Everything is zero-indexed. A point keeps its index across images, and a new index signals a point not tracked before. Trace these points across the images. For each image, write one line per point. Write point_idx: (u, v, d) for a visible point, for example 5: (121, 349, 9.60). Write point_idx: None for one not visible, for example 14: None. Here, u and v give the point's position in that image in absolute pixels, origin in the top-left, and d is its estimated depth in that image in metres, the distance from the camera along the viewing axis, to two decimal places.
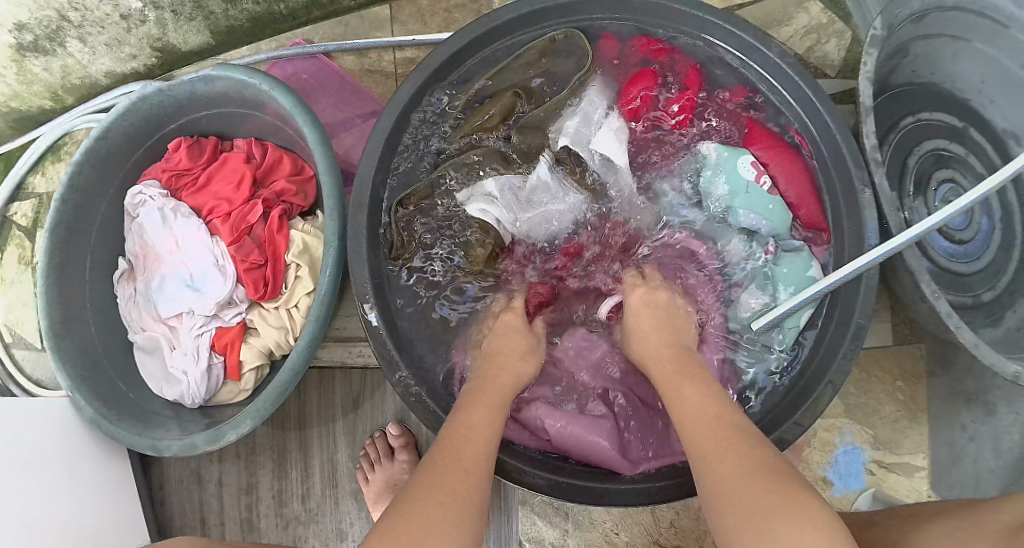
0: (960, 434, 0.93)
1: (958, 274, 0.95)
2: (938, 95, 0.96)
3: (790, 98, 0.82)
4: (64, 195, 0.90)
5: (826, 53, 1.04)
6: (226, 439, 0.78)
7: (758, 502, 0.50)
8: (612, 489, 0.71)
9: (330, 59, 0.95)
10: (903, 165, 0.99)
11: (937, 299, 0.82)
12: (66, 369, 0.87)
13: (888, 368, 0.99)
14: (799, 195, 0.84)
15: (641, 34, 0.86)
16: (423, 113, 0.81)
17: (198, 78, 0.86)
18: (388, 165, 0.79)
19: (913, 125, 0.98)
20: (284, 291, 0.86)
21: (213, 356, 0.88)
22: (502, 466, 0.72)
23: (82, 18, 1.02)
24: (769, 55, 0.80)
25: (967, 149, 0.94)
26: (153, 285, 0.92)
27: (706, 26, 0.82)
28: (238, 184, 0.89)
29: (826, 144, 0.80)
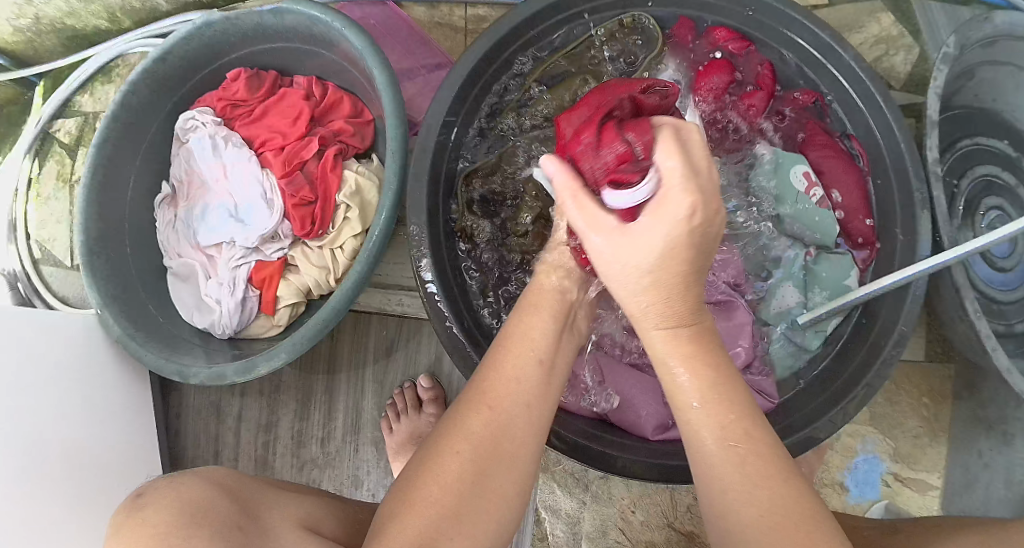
0: (977, 461, 0.92)
1: (995, 301, 0.94)
2: (998, 121, 0.93)
3: (860, 102, 0.80)
4: (117, 112, 0.90)
5: (892, 65, 1.00)
6: (257, 371, 0.78)
7: (772, 518, 0.46)
8: (646, 463, 0.70)
9: (399, 7, 0.94)
10: (954, 187, 0.97)
11: (979, 318, 0.81)
12: (99, 286, 0.87)
13: (915, 383, 0.96)
14: (851, 207, 0.83)
15: (720, 24, 0.84)
16: (494, 73, 0.79)
17: (267, 9, 0.85)
18: (458, 116, 0.77)
19: (969, 149, 0.96)
20: (331, 231, 0.85)
21: (249, 288, 0.88)
22: None
23: None
24: (842, 57, 0.78)
25: (1018, 180, 0.91)
26: (197, 212, 0.92)
27: (789, 24, 0.80)
28: (295, 120, 0.89)
29: (891, 151, 0.79)
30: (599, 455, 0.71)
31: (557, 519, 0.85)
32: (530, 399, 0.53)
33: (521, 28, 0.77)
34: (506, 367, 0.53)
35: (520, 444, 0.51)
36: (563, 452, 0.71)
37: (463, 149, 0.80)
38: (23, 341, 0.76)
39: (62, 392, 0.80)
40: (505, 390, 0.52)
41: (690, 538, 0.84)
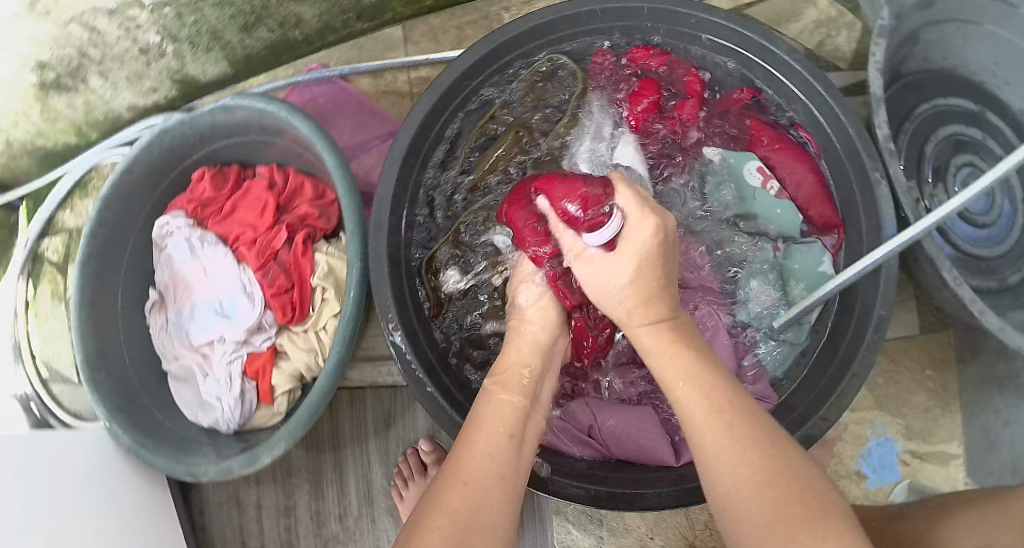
0: (994, 420, 0.92)
1: (983, 258, 0.94)
2: (952, 80, 0.93)
3: (801, 94, 0.81)
4: (94, 229, 0.91)
5: (836, 46, 1.01)
6: (261, 462, 0.79)
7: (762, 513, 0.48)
8: (641, 495, 0.70)
9: (346, 81, 0.96)
10: (921, 153, 0.96)
11: (960, 285, 0.80)
12: (103, 400, 0.88)
13: (916, 357, 0.97)
14: (808, 193, 0.86)
15: (638, 42, 0.87)
16: (437, 135, 0.81)
17: (216, 107, 0.87)
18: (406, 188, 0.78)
19: (928, 113, 0.95)
20: (312, 314, 0.87)
21: (245, 382, 0.89)
22: (535, 477, 0.71)
23: (103, 55, 1.05)
24: (778, 53, 0.80)
25: (986, 131, 0.92)
26: (184, 314, 0.94)
27: (709, 27, 0.82)
28: (262, 212, 0.91)
29: (838, 135, 0.80)
30: (615, 493, 0.71)
31: None
32: (509, 464, 0.54)
33: (456, 85, 0.79)
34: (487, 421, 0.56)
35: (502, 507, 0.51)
36: (573, 499, 0.70)
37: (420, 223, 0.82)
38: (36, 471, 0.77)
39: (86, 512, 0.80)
40: (483, 458, 0.53)
41: None
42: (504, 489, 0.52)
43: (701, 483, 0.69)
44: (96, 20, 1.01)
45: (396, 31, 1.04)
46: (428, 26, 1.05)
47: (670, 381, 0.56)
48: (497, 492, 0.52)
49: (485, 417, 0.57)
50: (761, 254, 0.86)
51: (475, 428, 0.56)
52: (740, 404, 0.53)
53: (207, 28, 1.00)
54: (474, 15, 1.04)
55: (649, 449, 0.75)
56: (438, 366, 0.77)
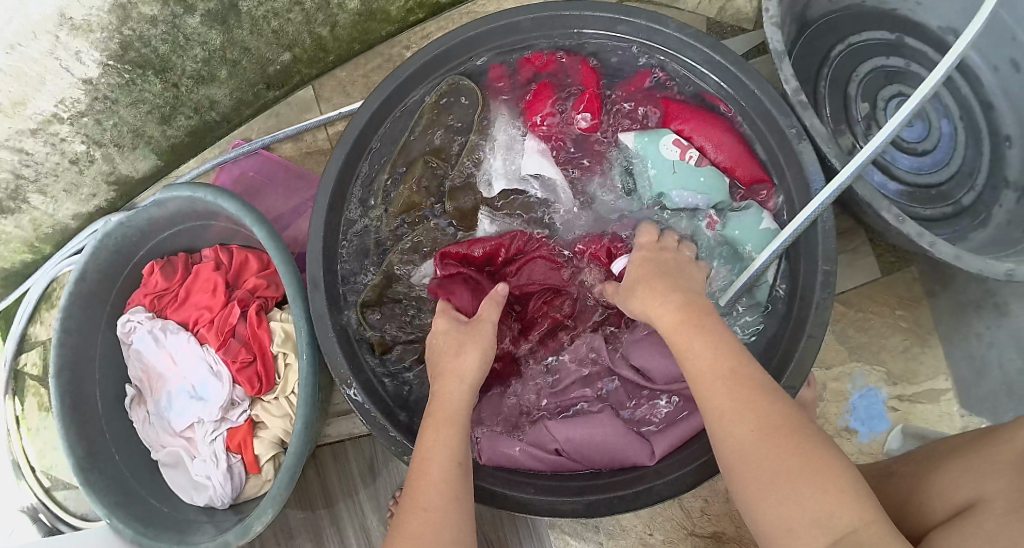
0: (978, 343, 0.93)
1: (932, 185, 1.03)
2: (859, 19, 1.07)
3: (702, 66, 0.86)
4: (61, 339, 0.95)
5: (738, 6, 1.07)
6: (254, 531, 0.82)
7: (775, 466, 0.56)
8: (623, 501, 0.74)
9: (269, 151, 0.99)
10: (846, 94, 1.06)
11: (903, 223, 0.82)
12: (101, 499, 0.91)
13: (884, 300, 1.01)
14: (730, 156, 0.88)
15: (529, 51, 0.91)
16: (356, 183, 0.85)
17: (150, 202, 0.90)
18: (335, 239, 0.82)
19: (845, 52, 1.07)
20: (278, 381, 0.92)
21: (230, 456, 0.92)
22: (520, 503, 0.74)
23: (37, 172, 1.03)
24: (668, 31, 0.85)
25: (906, 60, 1.05)
26: (162, 403, 0.97)
27: (598, 21, 0.87)
28: (213, 292, 0.94)
29: (745, 99, 0.84)
30: (594, 502, 0.74)
31: None
32: (453, 496, 0.61)
33: (364, 133, 0.83)
34: (428, 462, 0.62)
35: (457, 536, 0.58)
36: (557, 515, 0.73)
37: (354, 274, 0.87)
38: None
39: None
40: (431, 502, 0.60)
41: (715, 538, 0.87)
42: (452, 521, 0.59)
43: (683, 473, 0.74)
44: (23, 143, 0.98)
45: (309, 91, 1.09)
46: (336, 82, 1.08)
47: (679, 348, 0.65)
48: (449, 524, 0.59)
49: (427, 458, 0.63)
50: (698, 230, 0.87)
51: (422, 469, 0.62)
52: (744, 369, 0.62)
53: (127, 128, 1.03)
54: (379, 61, 1.08)
55: (619, 452, 0.77)
56: (394, 407, 0.80)
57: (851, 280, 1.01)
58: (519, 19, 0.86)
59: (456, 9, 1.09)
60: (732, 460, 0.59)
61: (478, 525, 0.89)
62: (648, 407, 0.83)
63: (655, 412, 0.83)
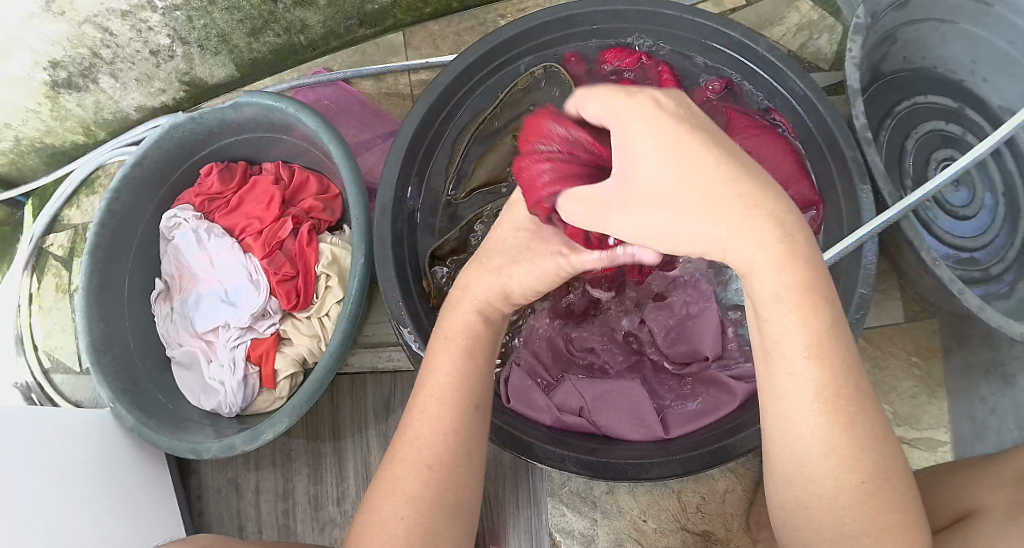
0: (982, 407, 0.95)
1: (966, 249, 1.02)
2: (931, 79, 1.06)
3: (775, 83, 0.89)
4: (103, 218, 0.95)
5: (818, 47, 1.11)
6: (263, 438, 0.82)
7: (860, 521, 0.52)
8: (643, 466, 0.75)
9: (349, 84, 1.01)
10: (902, 148, 1.07)
11: (938, 265, 0.84)
12: (109, 383, 0.91)
13: (903, 345, 1.01)
14: (788, 172, 0.89)
15: (609, 45, 0.93)
16: (442, 125, 0.88)
17: (228, 106, 0.91)
18: (410, 170, 0.86)
19: (909, 109, 1.08)
20: (315, 301, 0.92)
21: (248, 366, 0.93)
22: (528, 447, 0.76)
23: (115, 55, 1.06)
24: (758, 51, 0.87)
25: (965, 129, 1.04)
26: (190, 301, 0.98)
27: (692, 27, 0.90)
28: (268, 205, 0.96)
29: (812, 119, 0.87)
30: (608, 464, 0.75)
31: (572, 540, 0.88)
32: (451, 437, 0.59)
33: (452, 86, 0.86)
34: (420, 420, 0.60)
35: (453, 479, 0.59)
36: (555, 466, 0.75)
37: (419, 233, 0.89)
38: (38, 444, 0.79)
39: (80, 489, 0.81)
40: (425, 443, 0.59)
41: (704, 537, 0.87)
42: (434, 458, 0.59)
43: (704, 451, 0.75)
44: (109, 22, 0.99)
45: (398, 36, 1.12)
46: (427, 33, 1.11)
47: (793, 351, 0.51)
48: (435, 466, 0.58)
49: (419, 408, 0.60)
50: None
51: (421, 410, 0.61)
52: (857, 404, 0.52)
53: (215, 32, 1.05)
54: (472, 22, 1.10)
55: (639, 428, 0.78)
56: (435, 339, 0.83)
57: (878, 321, 1.03)
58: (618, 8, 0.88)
59: None
60: (821, 507, 0.53)
61: (482, 481, 0.91)
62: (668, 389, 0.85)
63: (673, 395, 0.84)
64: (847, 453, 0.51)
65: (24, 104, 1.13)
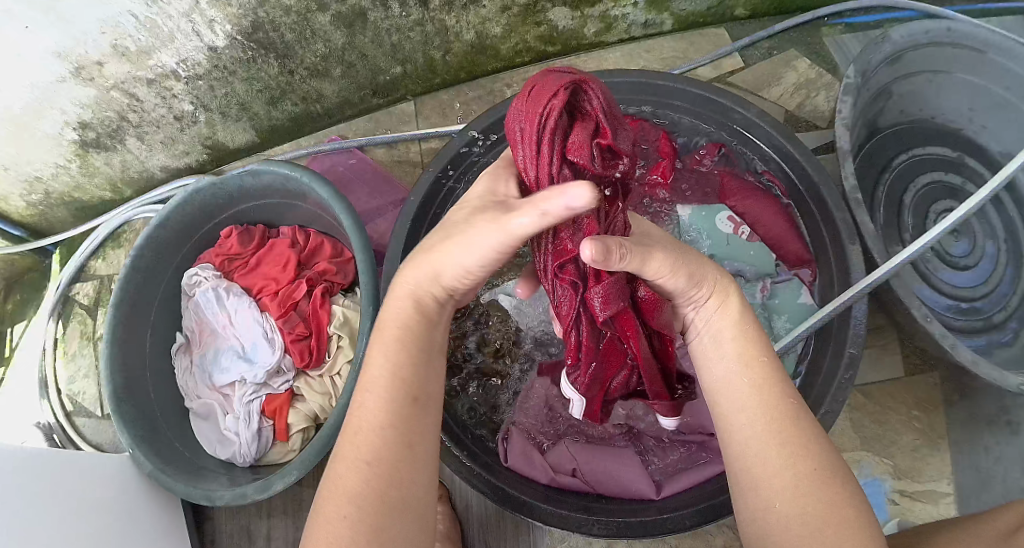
0: (987, 457, 0.99)
1: (970, 300, 1.05)
2: (929, 131, 1.12)
3: (768, 148, 0.95)
4: (128, 275, 1.01)
5: (815, 105, 1.17)
6: (275, 489, 0.86)
7: (806, 510, 0.54)
8: (634, 523, 0.79)
9: (363, 151, 1.10)
10: (901, 201, 1.11)
11: (929, 321, 0.89)
12: (128, 431, 0.96)
13: (902, 398, 1.05)
14: (778, 232, 0.97)
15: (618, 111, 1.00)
16: (452, 189, 0.93)
17: (245, 172, 0.98)
18: (417, 234, 0.91)
19: (907, 161, 1.12)
20: (327, 359, 0.98)
21: (263, 420, 0.98)
22: (529, 506, 0.80)
23: (141, 120, 1.13)
24: (748, 115, 0.94)
25: (964, 178, 1.09)
26: (208, 357, 1.04)
27: (687, 95, 0.97)
28: (284, 267, 1.03)
29: (802, 181, 0.92)
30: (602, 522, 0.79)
31: None
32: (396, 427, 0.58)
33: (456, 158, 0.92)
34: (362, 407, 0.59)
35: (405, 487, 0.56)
36: (557, 525, 0.79)
37: None
38: (58, 492, 0.84)
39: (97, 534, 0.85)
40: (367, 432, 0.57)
41: None
42: (379, 455, 0.56)
43: (693, 510, 0.78)
44: (135, 89, 1.05)
45: (409, 106, 1.20)
46: (438, 102, 1.19)
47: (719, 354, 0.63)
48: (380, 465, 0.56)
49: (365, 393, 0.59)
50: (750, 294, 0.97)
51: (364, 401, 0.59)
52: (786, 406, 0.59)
53: (236, 100, 1.12)
54: (480, 91, 1.18)
55: (630, 486, 0.83)
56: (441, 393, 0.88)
57: (873, 376, 1.06)
58: (616, 80, 0.95)
59: (558, 60, 1.19)
60: (761, 496, 0.56)
61: (485, 533, 0.95)
62: (658, 450, 0.89)
63: (671, 459, 0.88)
64: (776, 440, 0.58)
65: (52, 161, 1.18)
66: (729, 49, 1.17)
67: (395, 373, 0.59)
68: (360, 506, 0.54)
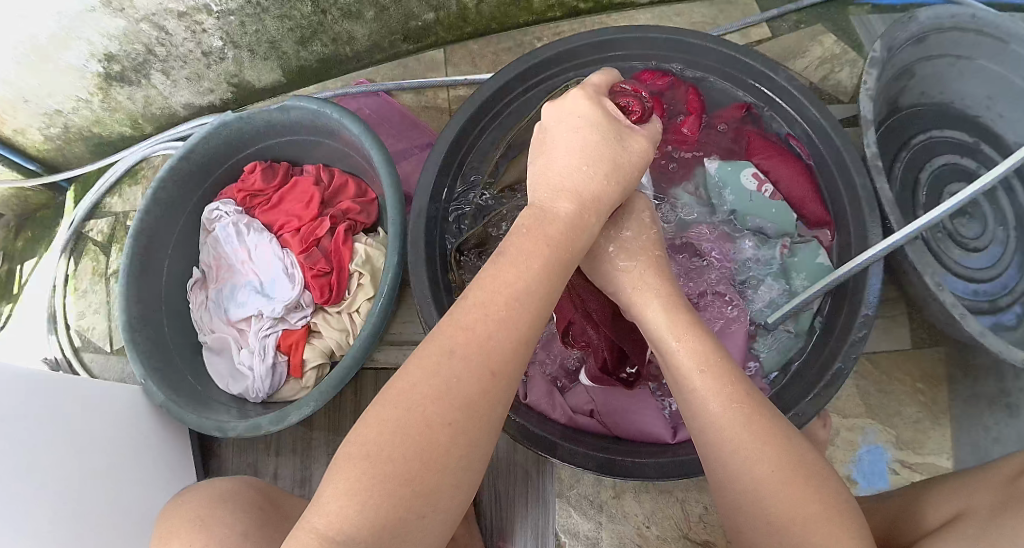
0: (986, 436, 0.98)
1: (975, 281, 1.04)
2: (948, 114, 1.11)
3: (793, 111, 0.92)
4: (148, 207, 1.01)
5: (840, 79, 1.16)
6: (290, 421, 0.86)
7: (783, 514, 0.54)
8: (645, 465, 0.78)
9: (390, 96, 1.09)
10: (916, 180, 1.10)
11: (941, 290, 0.87)
12: (142, 361, 0.95)
13: (909, 371, 1.03)
14: (801, 193, 0.95)
15: (643, 67, 0.98)
16: (479, 131, 0.93)
17: (276, 107, 0.97)
18: (447, 172, 0.91)
19: (925, 142, 1.11)
20: (346, 297, 0.98)
21: (277, 355, 0.97)
22: (542, 441, 0.80)
23: (168, 54, 1.12)
24: (776, 79, 0.91)
25: (978, 163, 1.09)
26: (225, 292, 1.04)
27: (716, 55, 0.94)
28: (307, 204, 1.02)
29: (827, 147, 0.90)
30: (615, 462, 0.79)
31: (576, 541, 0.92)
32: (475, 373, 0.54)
33: (489, 102, 0.91)
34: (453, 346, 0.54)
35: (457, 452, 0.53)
36: (569, 461, 0.78)
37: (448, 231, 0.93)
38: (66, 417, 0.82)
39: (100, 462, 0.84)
40: (436, 377, 0.53)
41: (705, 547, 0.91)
42: (437, 408, 0.52)
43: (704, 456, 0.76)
44: (165, 22, 1.04)
45: (438, 54, 1.19)
46: (467, 52, 1.19)
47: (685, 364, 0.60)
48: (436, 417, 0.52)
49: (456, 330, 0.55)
50: (770, 252, 0.96)
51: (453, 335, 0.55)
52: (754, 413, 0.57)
53: (266, 38, 1.10)
54: (510, 43, 1.18)
55: (647, 428, 0.83)
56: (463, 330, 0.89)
57: (884, 344, 1.05)
58: (651, 36, 0.92)
59: (591, 17, 1.18)
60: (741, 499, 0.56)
61: (495, 480, 0.96)
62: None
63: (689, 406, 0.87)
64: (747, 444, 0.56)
65: (75, 93, 1.17)
66: (758, 19, 1.17)
67: (493, 349, 0.54)
68: (399, 487, 0.51)
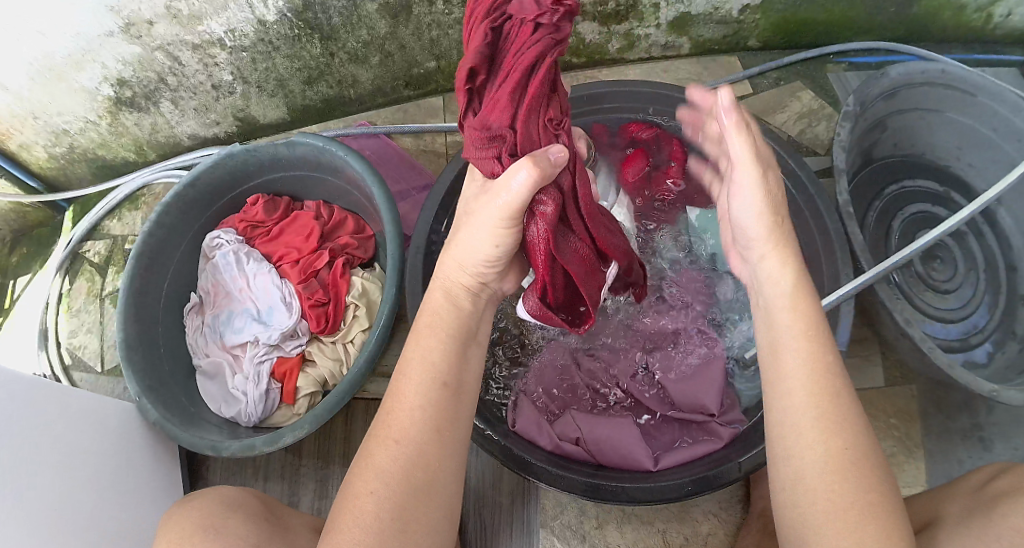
0: (959, 469, 1.03)
1: (944, 320, 1.11)
2: (920, 165, 1.19)
3: (770, 161, 1.00)
4: (152, 230, 1.04)
5: (816, 133, 1.24)
6: (285, 441, 0.89)
7: (834, 491, 0.58)
8: (630, 488, 0.83)
9: (390, 138, 1.16)
10: (889, 228, 1.18)
11: (910, 326, 0.93)
12: (138, 380, 0.98)
13: (883, 407, 1.09)
14: None
15: (631, 119, 1.06)
16: None
17: (284, 142, 1.03)
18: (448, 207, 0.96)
19: (897, 192, 1.20)
20: (342, 326, 1.02)
21: (272, 381, 1.01)
22: (531, 466, 0.85)
23: (179, 84, 1.17)
24: (756, 131, 0.99)
25: (948, 211, 1.16)
26: (221, 318, 1.08)
27: None
28: (307, 237, 1.07)
29: (804, 198, 0.97)
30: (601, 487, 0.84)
31: None
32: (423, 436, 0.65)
33: None
34: (393, 419, 0.65)
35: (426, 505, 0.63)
36: (557, 485, 0.83)
37: None
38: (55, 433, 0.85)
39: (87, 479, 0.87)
40: (395, 447, 0.64)
41: None
42: (400, 467, 0.63)
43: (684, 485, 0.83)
44: (179, 52, 1.09)
45: (437, 99, 1.26)
46: None
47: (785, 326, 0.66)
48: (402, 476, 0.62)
49: (394, 406, 0.66)
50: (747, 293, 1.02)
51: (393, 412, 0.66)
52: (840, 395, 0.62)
53: (275, 75, 1.16)
54: None
55: (630, 455, 0.88)
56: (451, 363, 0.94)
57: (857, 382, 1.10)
58: (638, 90, 1.03)
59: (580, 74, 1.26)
60: (796, 462, 0.61)
61: (480, 507, 1.00)
62: (653, 428, 0.95)
63: (668, 438, 0.93)
64: (824, 415, 0.61)
65: (83, 115, 1.21)
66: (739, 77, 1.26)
67: (435, 420, 0.65)
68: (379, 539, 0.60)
